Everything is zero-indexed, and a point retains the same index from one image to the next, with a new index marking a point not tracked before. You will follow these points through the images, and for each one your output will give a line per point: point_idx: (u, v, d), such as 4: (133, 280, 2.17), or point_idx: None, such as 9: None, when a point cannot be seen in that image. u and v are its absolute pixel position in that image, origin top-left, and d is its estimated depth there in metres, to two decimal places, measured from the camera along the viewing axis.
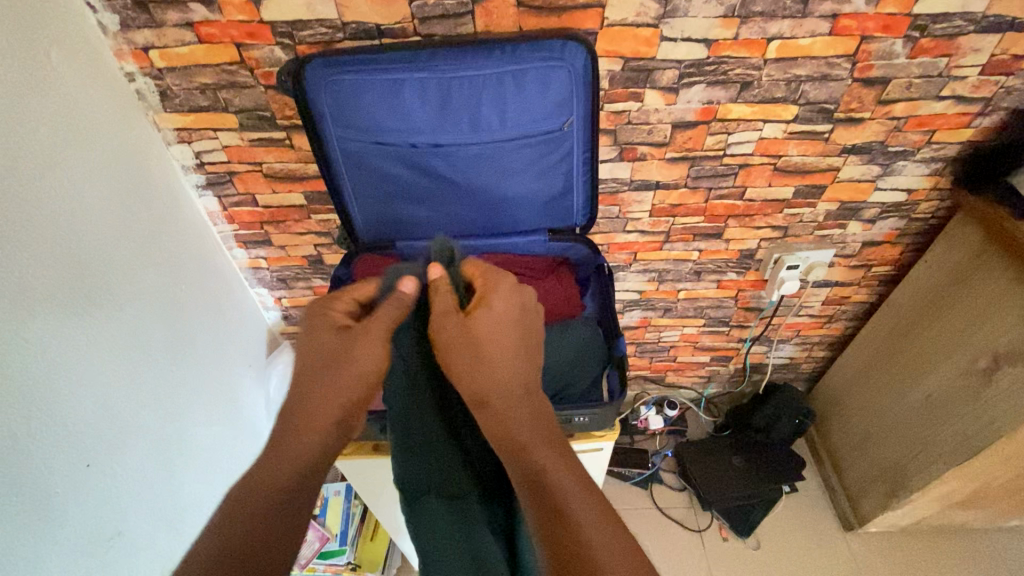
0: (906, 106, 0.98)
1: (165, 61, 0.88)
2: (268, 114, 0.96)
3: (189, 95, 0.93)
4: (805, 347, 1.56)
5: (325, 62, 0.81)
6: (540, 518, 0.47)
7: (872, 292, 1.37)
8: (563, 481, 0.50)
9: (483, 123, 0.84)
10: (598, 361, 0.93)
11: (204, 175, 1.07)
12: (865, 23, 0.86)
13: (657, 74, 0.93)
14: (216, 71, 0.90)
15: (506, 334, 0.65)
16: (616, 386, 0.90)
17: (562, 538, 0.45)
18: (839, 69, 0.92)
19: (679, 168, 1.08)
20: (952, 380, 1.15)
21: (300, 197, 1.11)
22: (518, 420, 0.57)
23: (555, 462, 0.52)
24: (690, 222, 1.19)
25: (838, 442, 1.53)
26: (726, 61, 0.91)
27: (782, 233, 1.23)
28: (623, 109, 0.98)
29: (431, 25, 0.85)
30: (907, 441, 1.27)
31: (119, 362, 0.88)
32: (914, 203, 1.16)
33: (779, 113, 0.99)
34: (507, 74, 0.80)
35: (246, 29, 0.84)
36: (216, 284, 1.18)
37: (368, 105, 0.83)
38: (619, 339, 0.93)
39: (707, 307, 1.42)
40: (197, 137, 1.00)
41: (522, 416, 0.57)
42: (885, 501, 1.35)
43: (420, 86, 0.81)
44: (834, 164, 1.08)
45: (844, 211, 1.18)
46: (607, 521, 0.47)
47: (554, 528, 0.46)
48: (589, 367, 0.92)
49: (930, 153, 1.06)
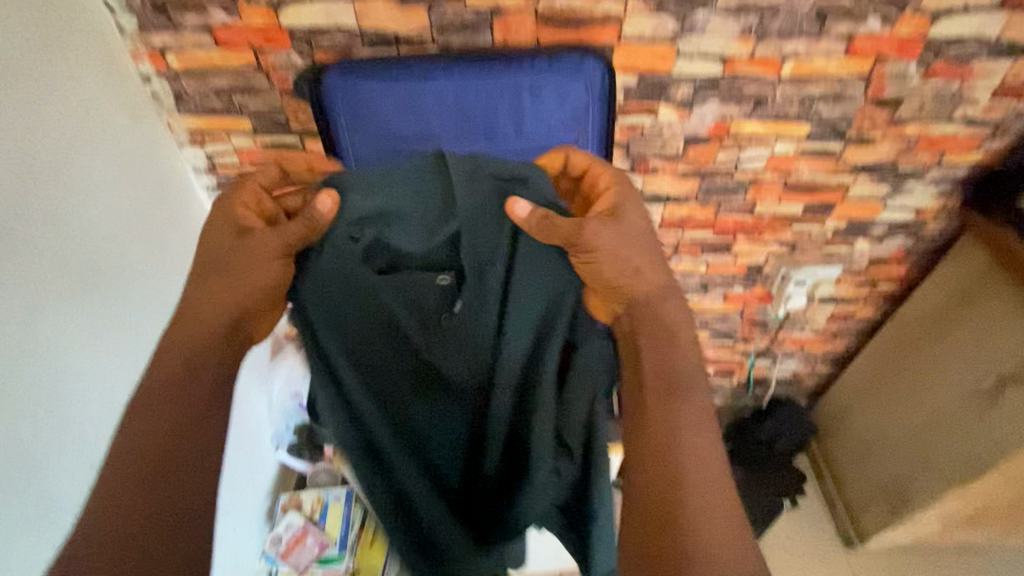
0: (918, 127, 0.98)
1: (181, 63, 0.88)
2: (281, 119, 0.96)
3: (203, 98, 0.93)
4: (808, 361, 1.56)
5: (343, 70, 0.82)
6: (650, 456, 0.60)
7: (877, 309, 1.38)
8: (682, 435, 0.61)
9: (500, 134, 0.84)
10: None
11: (214, 177, 1.06)
12: (880, 44, 0.87)
13: (671, 90, 0.93)
14: (231, 75, 0.90)
15: (629, 239, 0.65)
16: None
17: (665, 482, 0.58)
18: (853, 88, 0.93)
19: (690, 182, 1.08)
20: (955, 400, 1.15)
21: None
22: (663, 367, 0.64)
23: (683, 415, 0.62)
24: (699, 235, 1.19)
25: (840, 457, 1.53)
26: (740, 78, 0.91)
27: (790, 249, 1.23)
28: (637, 123, 0.98)
29: (449, 36, 0.85)
30: (907, 458, 1.28)
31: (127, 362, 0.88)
32: (922, 222, 1.16)
33: (792, 130, 0.99)
34: (524, 86, 0.80)
35: (264, 34, 0.84)
36: None
37: (384, 112, 0.83)
38: None
39: (712, 320, 1.42)
40: (209, 139, 1.00)
41: (667, 364, 0.64)
42: (886, 518, 1.35)
43: (438, 95, 0.81)
44: (844, 182, 1.08)
45: (852, 228, 1.18)
46: (707, 450, 0.61)
47: (658, 465, 0.60)
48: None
49: (940, 173, 1.07)
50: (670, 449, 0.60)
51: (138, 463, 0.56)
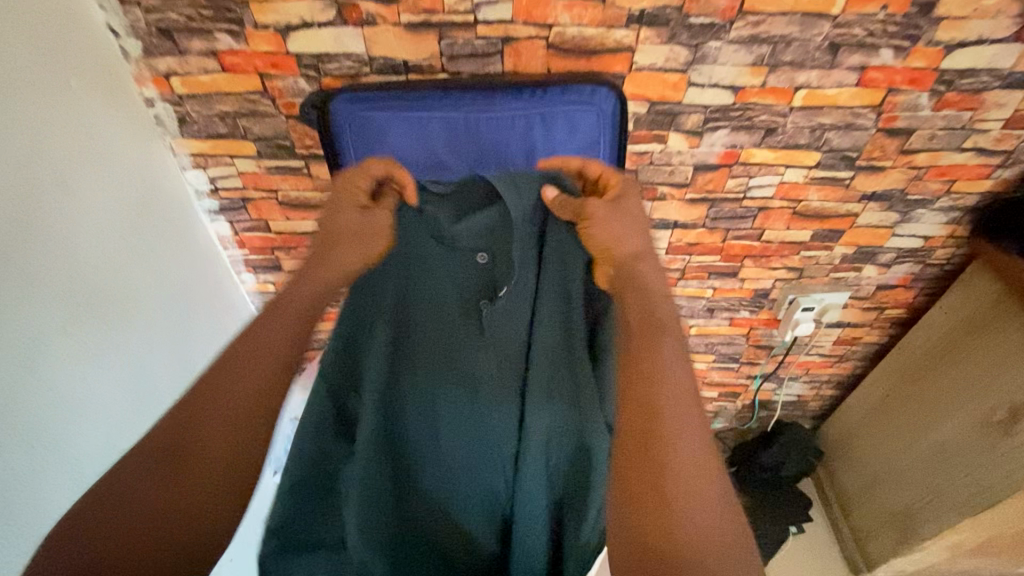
0: (928, 156, 0.98)
1: (185, 87, 0.87)
2: (287, 143, 0.94)
3: (208, 122, 0.92)
4: (813, 384, 1.54)
5: (353, 99, 0.81)
6: (636, 468, 0.51)
7: (884, 334, 1.36)
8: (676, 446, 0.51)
9: (509, 162, 0.83)
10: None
11: (217, 200, 1.05)
12: (892, 76, 0.86)
13: (682, 118, 0.92)
14: (237, 99, 0.88)
15: (637, 227, 0.68)
16: None
17: (654, 498, 0.49)
18: (864, 118, 0.92)
19: (698, 208, 1.07)
20: (965, 429, 1.14)
21: (313, 224, 1.09)
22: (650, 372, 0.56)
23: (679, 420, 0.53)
24: (707, 260, 1.18)
25: (847, 482, 1.51)
26: (752, 107, 0.91)
27: (798, 274, 1.22)
28: (646, 150, 0.97)
29: (459, 64, 0.84)
30: (916, 487, 1.26)
31: (127, 392, 0.87)
32: (930, 249, 1.15)
33: (802, 159, 0.98)
34: (535, 117, 0.79)
35: (271, 59, 0.83)
36: (221, 308, 1.15)
37: (393, 142, 0.82)
38: None
39: (718, 343, 1.41)
40: (213, 163, 0.98)
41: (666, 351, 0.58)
42: (894, 547, 1.33)
43: (448, 124, 0.80)
44: (853, 210, 1.08)
45: (860, 255, 1.17)
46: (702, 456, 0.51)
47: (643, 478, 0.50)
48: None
49: (949, 202, 1.06)
50: (659, 458, 0.51)
51: (174, 445, 0.57)
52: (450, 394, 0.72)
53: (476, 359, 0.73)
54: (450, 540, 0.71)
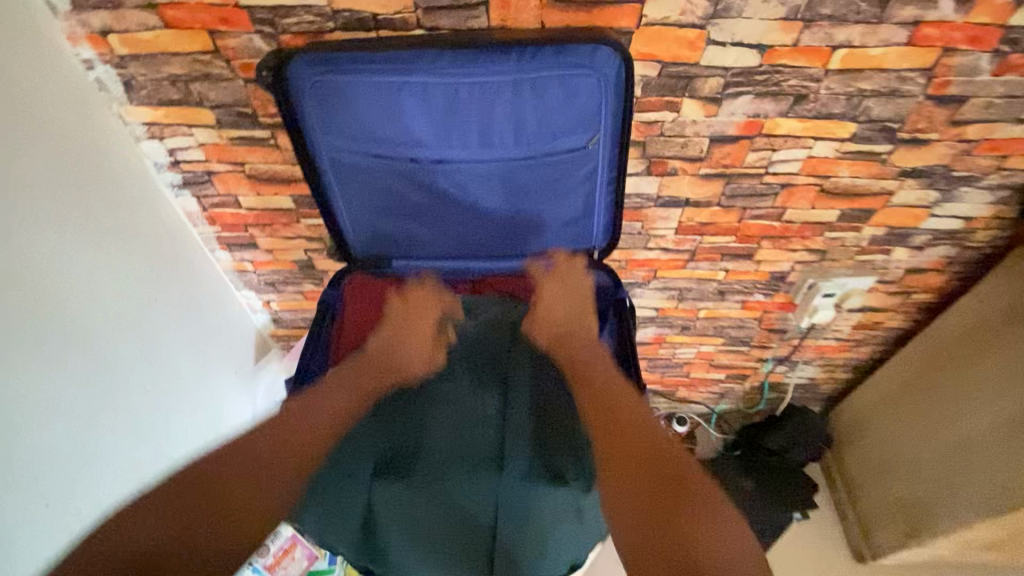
0: (980, 128, 0.85)
1: (127, 47, 0.76)
2: (248, 111, 0.84)
3: (157, 86, 0.81)
4: (827, 368, 1.45)
5: (312, 60, 0.69)
6: (632, 514, 0.58)
7: (908, 319, 1.26)
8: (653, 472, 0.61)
9: (496, 137, 0.72)
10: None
11: (179, 174, 0.95)
12: (949, 33, 0.73)
13: (698, 82, 0.80)
14: (187, 61, 0.77)
15: (580, 306, 0.78)
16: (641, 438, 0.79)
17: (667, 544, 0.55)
18: (911, 84, 0.79)
19: (713, 185, 0.96)
20: (990, 428, 1.05)
21: (287, 200, 0.99)
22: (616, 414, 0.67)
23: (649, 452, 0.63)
24: (720, 241, 1.08)
25: (855, 469, 1.44)
26: (780, 70, 0.78)
27: (820, 257, 1.11)
28: (656, 119, 0.86)
29: (437, 18, 0.72)
30: (931, 482, 1.19)
31: (75, 384, 0.81)
32: (970, 231, 1.03)
33: (835, 130, 0.86)
34: (525, 83, 0.68)
35: (220, 13, 0.72)
36: (195, 288, 1.08)
37: (362, 113, 0.71)
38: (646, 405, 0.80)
39: (728, 327, 1.32)
40: (169, 133, 0.88)
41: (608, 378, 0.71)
42: (903, 539, 1.28)
43: (423, 91, 0.69)
44: (888, 188, 0.96)
45: (891, 236, 1.06)
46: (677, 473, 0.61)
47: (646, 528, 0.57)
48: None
49: (998, 179, 0.94)
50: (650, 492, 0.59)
51: (204, 478, 0.58)
52: (445, 419, 0.73)
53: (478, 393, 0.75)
54: (418, 546, 0.65)
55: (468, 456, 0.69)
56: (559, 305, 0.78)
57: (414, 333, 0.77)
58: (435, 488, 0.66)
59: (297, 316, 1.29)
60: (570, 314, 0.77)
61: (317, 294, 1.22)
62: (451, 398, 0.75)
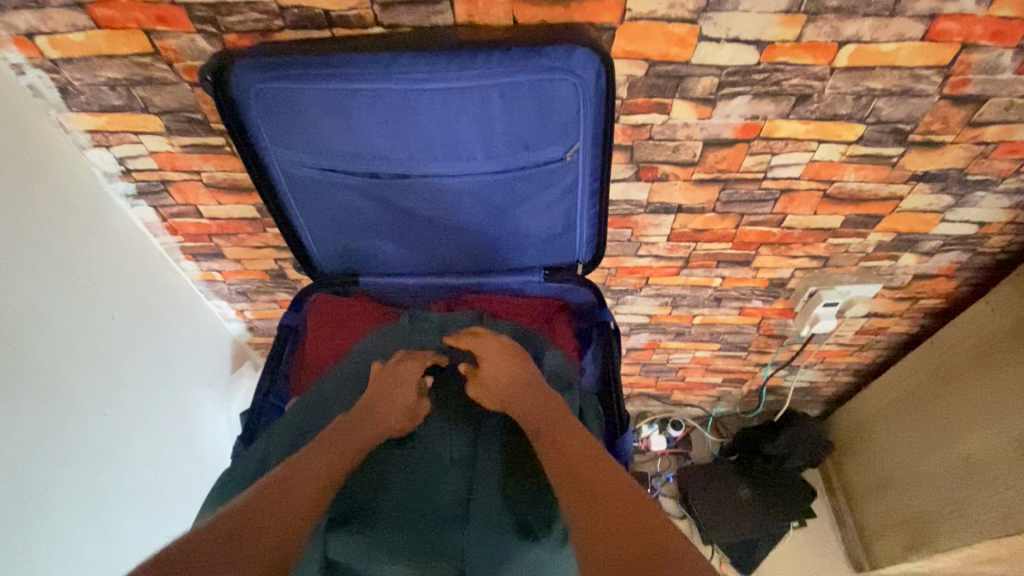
0: (1000, 130, 0.77)
1: (57, 50, 0.69)
2: (199, 117, 0.77)
3: (96, 92, 0.74)
4: (827, 372, 1.39)
5: (254, 63, 0.61)
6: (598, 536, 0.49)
7: (914, 324, 1.19)
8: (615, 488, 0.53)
9: (464, 150, 0.66)
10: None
11: (132, 183, 0.88)
12: (971, 27, 0.65)
13: (689, 82, 0.73)
14: (125, 64, 0.70)
15: (515, 362, 0.74)
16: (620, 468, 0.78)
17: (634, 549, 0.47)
18: (926, 82, 0.72)
19: (707, 191, 0.89)
20: (997, 445, 0.99)
21: (250, 209, 0.93)
22: (569, 446, 0.59)
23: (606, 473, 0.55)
24: (715, 248, 1.01)
25: (854, 476, 1.39)
26: (780, 68, 0.70)
27: (822, 263, 1.04)
28: (644, 122, 0.78)
29: (396, 14, 0.64)
30: (933, 497, 1.14)
31: (20, 415, 0.74)
32: (983, 236, 0.96)
33: (840, 133, 0.79)
34: (493, 90, 0.61)
35: (154, 12, 0.64)
36: (159, 300, 1.02)
37: (315, 124, 0.65)
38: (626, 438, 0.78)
39: (724, 333, 1.26)
40: (116, 141, 0.81)
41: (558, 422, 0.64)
42: (902, 552, 1.23)
43: (380, 100, 0.62)
44: (896, 193, 0.89)
45: (898, 242, 0.99)
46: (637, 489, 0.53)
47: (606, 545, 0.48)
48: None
49: (1017, 183, 0.86)
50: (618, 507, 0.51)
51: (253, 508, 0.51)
52: (407, 462, 0.68)
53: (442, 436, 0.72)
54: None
55: (432, 506, 0.63)
56: (505, 369, 0.73)
57: (399, 399, 0.72)
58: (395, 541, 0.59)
59: (273, 324, 1.23)
60: (515, 383, 0.71)
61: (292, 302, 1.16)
62: (415, 445, 0.71)
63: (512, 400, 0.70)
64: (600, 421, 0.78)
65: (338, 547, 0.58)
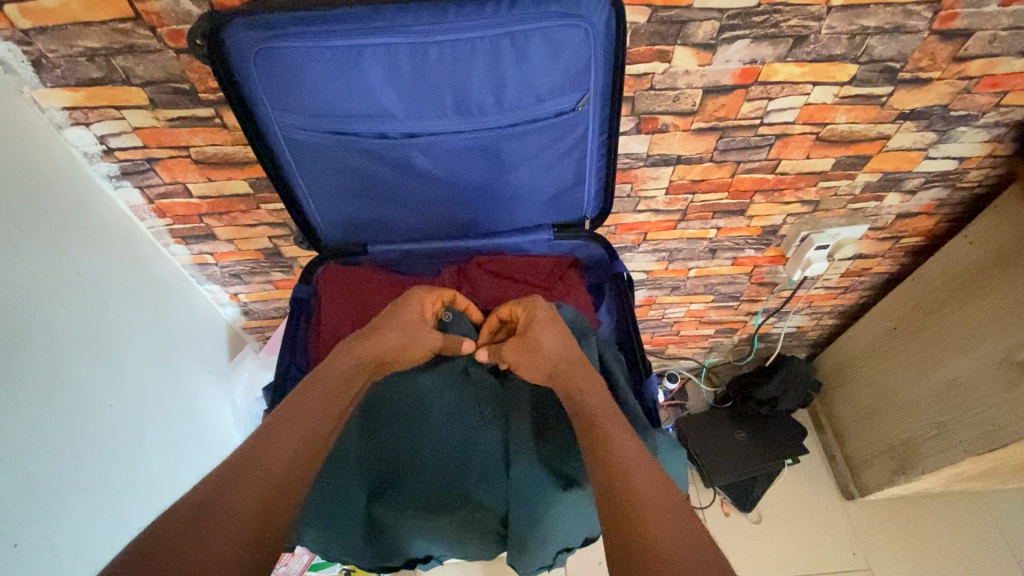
0: (983, 64, 0.79)
1: (29, 19, 0.64)
2: (185, 87, 0.73)
3: (73, 65, 0.69)
4: (814, 316, 1.44)
5: (252, 22, 0.58)
6: (619, 526, 0.49)
7: (895, 263, 1.25)
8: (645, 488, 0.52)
9: (475, 106, 0.65)
10: (632, 398, 0.77)
11: (115, 163, 0.84)
12: None
13: (690, 27, 0.72)
14: (104, 31, 0.66)
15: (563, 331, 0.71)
16: (652, 402, 0.80)
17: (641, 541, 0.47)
18: (917, 18, 0.73)
19: (705, 140, 0.90)
20: (983, 367, 1.05)
21: (242, 184, 0.89)
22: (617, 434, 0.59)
23: (641, 471, 0.54)
24: (711, 199, 1.03)
25: (842, 411, 1.46)
26: (779, 9, 0.71)
27: (812, 208, 1.08)
28: (645, 72, 0.78)
29: None
30: (919, 422, 1.20)
31: (22, 413, 0.72)
32: (963, 171, 1.00)
33: (834, 74, 0.80)
34: (503, 40, 0.60)
35: None
36: (153, 290, 0.98)
37: (318, 84, 0.62)
38: (652, 380, 0.80)
39: (718, 284, 1.29)
40: (98, 117, 0.77)
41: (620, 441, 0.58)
42: (890, 476, 1.30)
43: (386, 54, 0.60)
44: (884, 132, 0.91)
45: (883, 182, 1.02)
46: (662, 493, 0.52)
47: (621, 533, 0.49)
48: (623, 413, 0.75)
49: (995, 117, 0.89)
50: (638, 512, 0.50)
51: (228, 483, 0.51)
52: (442, 435, 0.75)
53: (471, 409, 0.77)
54: (421, 533, 0.73)
55: (472, 473, 0.74)
56: (552, 337, 0.70)
57: (402, 313, 0.72)
58: (439, 501, 0.73)
59: (269, 306, 1.20)
60: (564, 354, 0.69)
61: (288, 282, 1.14)
62: (450, 419, 0.76)
63: (572, 378, 0.67)
64: (622, 365, 0.82)
65: (388, 506, 0.72)
